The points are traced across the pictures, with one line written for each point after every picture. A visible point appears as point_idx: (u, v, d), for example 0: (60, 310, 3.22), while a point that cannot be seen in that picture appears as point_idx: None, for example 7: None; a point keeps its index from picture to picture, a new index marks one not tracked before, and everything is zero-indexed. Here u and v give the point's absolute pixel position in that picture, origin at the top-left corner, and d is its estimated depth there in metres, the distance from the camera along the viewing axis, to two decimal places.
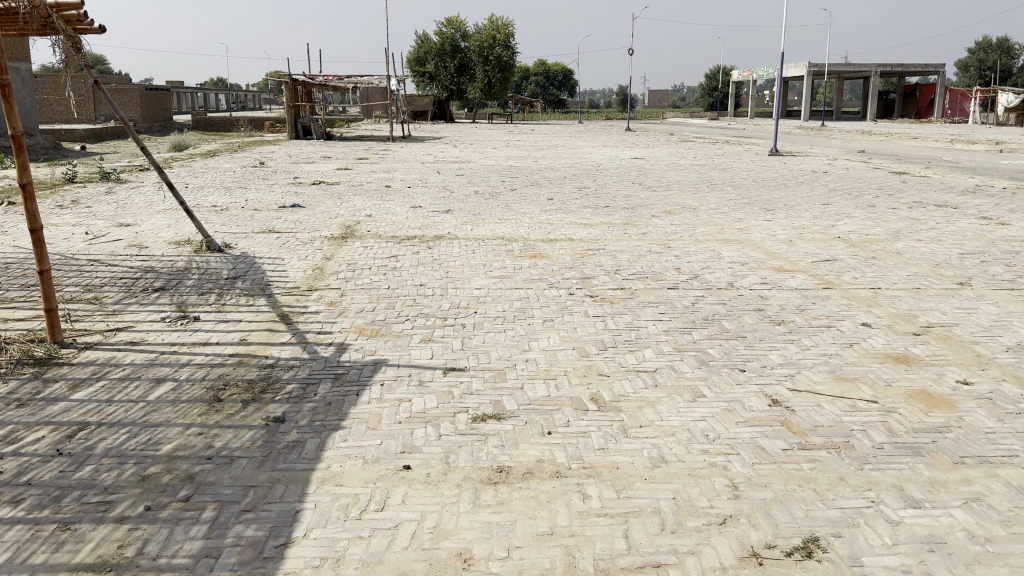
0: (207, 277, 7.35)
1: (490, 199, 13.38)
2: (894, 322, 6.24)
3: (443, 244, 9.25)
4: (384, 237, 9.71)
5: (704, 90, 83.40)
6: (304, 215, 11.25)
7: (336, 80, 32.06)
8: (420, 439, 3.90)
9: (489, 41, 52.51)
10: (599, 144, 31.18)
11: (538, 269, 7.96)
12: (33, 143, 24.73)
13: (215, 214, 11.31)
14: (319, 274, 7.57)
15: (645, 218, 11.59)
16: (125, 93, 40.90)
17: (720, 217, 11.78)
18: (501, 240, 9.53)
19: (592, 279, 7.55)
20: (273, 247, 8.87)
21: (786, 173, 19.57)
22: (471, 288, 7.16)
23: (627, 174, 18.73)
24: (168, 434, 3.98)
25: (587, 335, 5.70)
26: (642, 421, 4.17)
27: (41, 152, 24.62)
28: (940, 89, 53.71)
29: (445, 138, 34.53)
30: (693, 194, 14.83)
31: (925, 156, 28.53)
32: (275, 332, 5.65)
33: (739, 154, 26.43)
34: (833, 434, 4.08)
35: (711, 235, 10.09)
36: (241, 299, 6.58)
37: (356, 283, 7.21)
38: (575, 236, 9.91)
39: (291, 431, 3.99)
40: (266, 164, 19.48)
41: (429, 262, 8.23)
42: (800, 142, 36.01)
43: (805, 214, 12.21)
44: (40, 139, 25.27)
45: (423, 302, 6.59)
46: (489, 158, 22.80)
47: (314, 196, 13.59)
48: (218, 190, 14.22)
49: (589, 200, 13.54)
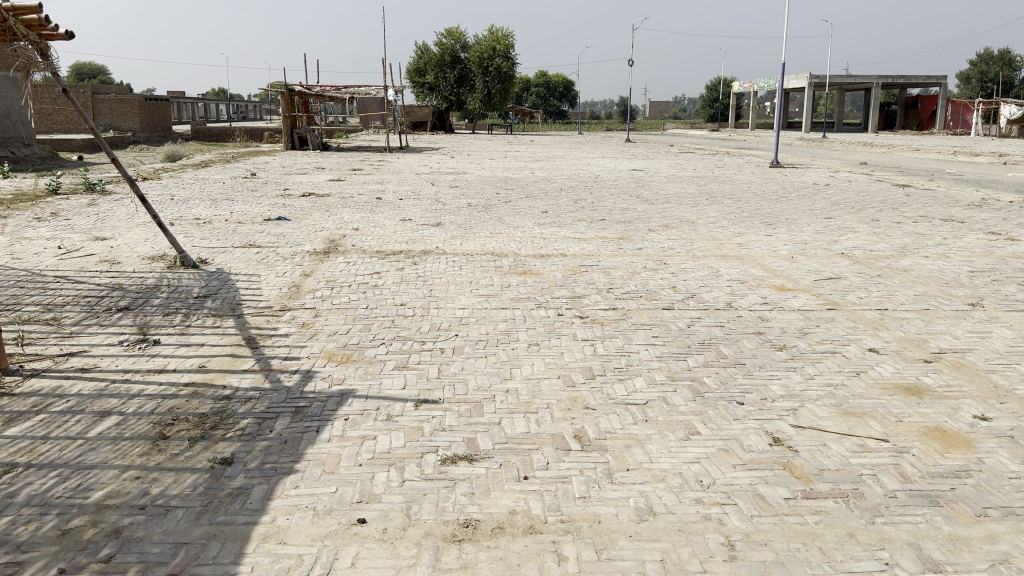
0: (176, 296, 6.98)
1: (483, 212, 13.03)
2: (903, 348, 5.85)
3: (429, 260, 8.87)
4: (369, 252, 9.33)
5: (704, 101, 83.24)
6: (289, 228, 10.89)
7: (333, 90, 31.77)
8: (380, 486, 3.50)
9: (489, 52, 52.36)
10: (598, 155, 30.86)
11: (527, 287, 7.58)
12: (27, 153, 24.53)
13: (198, 228, 10.96)
14: (295, 292, 7.20)
15: (641, 232, 11.23)
16: (123, 103, 40.76)
17: (719, 231, 11.41)
18: (491, 256, 9.16)
19: (583, 298, 7.16)
20: (251, 263, 8.49)
21: (786, 186, 19.21)
22: (454, 307, 6.77)
23: (625, 186, 18.37)
24: (102, 478, 3.58)
25: (574, 361, 5.30)
26: (630, 463, 3.76)
27: (35, 162, 24.43)
28: (941, 101, 53.53)
29: (443, 148, 34.25)
30: (691, 207, 14.46)
31: (927, 168, 28.13)
32: (237, 359, 5.27)
33: (739, 166, 26.10)
34: (841, 480, 3.68)
35: (709, 251, 9.71)
36: (207, 321, 6.20)
37: (333, 302, 6.82)
38: (568, 252, 9.54)
39: (237, 476, 3.59)
40: (258, 175, 19.17)
41: (413, 279, 7.86)
42: (801, 153, 35.70)
43: (807, 229, 11.84)
44: (34, 150, 25.09)
45: (402, 323, 6.21)
46: (485, 170, 22.47)
47: (302, 208, 13.25)
48: (204, 201, 13.89)
49: (584, 214, 13.19)
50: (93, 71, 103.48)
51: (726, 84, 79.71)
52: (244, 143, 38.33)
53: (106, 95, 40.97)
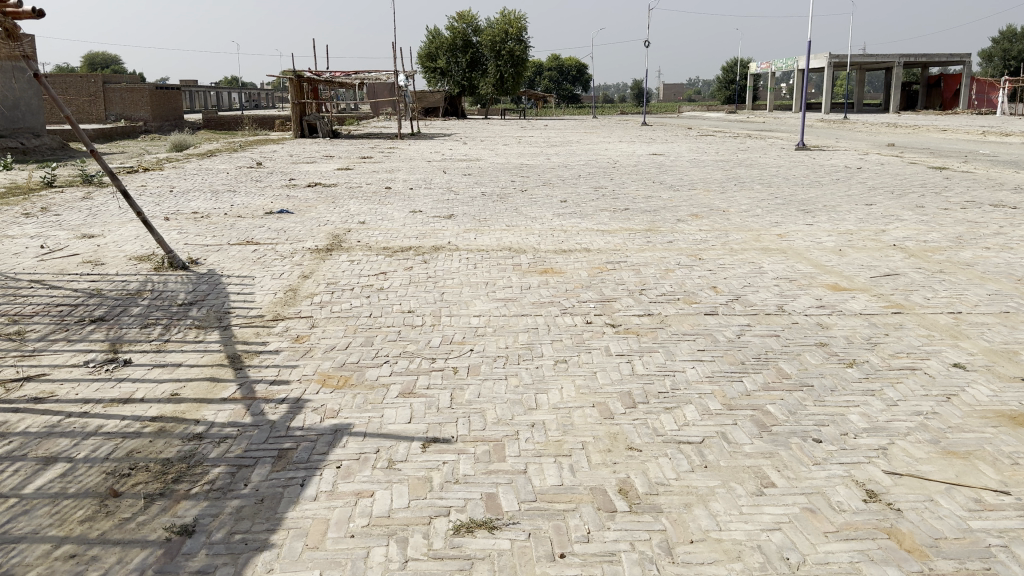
0: (158, 304, 6.24)
1: (498, 202, 12.23)
2: (994, 362, 5.00)
3: (441, 257, 8.10)
4: (374, 248, 8.57)
5: (720, 83, 81.65)
6: (291, 222, 10.14)
7: (342, 76, 30.93)
8: (378, 568, 2.74)
9: (502, 35, 51.23)
10: (615, 139, 29.89)
11: (549, 288, 6.78)
12: (35, 144, 24.01)
13: (194, 222, 10.24)
14: (292, 296, 6.44)
15: (669, 223, 10.39)
16: (134, 92, 40.15)
17: (753, 220, 10.56)
18: (508, 252, 8.38)
19: (613, 301, 6.35)
20: (245, 263, 7.75)
21: (816, 169, 18.24)
22: (469, 314, 5.99)
23: (646, 171, 17.51)
24: (29, 557, 2.85)
25: (610, 384, 4.50)
26: (693, 532, 2.98)
27: (44, 153, 23.92)
28: (966, 79, 51.96)
29: (456, 134, 33.41)
30: (720, 193, 13.58)
31: (958, 148, 27.02)
32: (217, 383, 4.51)
33: (763, 149, 25.10)
34: (965, 555, 2.89)
35: (746, 244, 8.86)
36: (189, 336, 5.44)
37: (331, 309, 6.06)
38: (593, 246, 8.73)
39: (197, 552, 2.85)
40: (263, 164, 18.44)
41: (422, 280, 7.08)
42: (824, 135, 34.49)
43: (848, 217, 10.97)
44: (42, 140, 24.63)
45: (409, 335, 5.44)
46: (499, 156, 21.64)
47: (307, 199, 12.51)
48: (204, 193, 13.17)
49: (606, 202, 12.35)
50: (106, 61, 103.12)
51: (742, 65, 78.03)
52: (253, 131, 37.61)
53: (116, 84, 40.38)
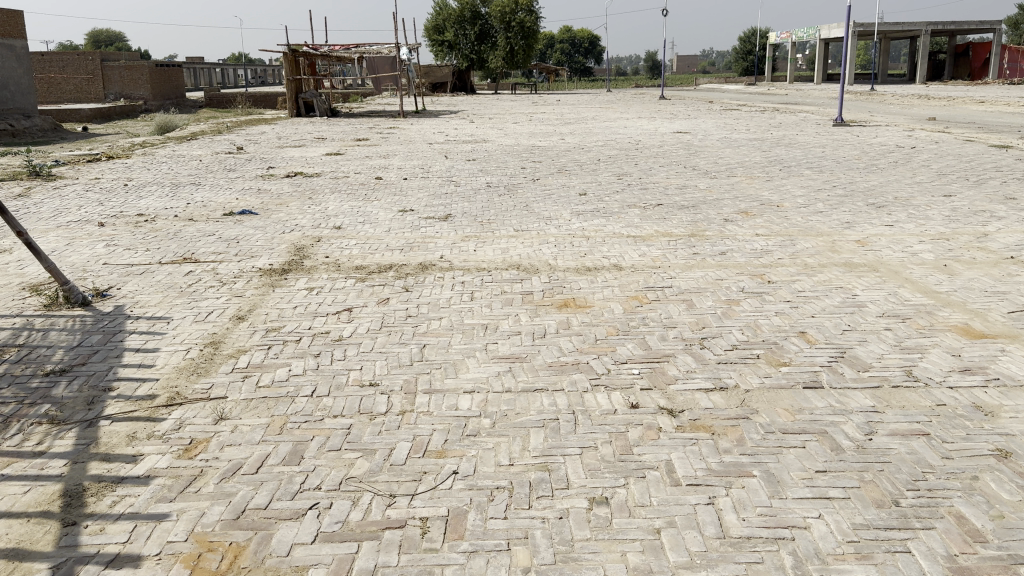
0: (16, 372, 4.39)
1: (505, 197, 10.34)
2: None
3: (429, 282, 6.22)
4: (345, 267, 6.71)
5: (737, 54, 78.67)
6: (250, 228, 8.30)
7: (341, 51, 28.80)
8: None
9: (511, 6, 48.94)
10: (633, 116, 27.71)
11: (573, 337, 4.89)
12: (26, 127, 22.50)
13: (133, 229, 8.38)
14: (209, 356, 4.57)
15: (714, 225, 8.44)
16: (134, 70, 38.44)
17: (817, 220, 8.63)
18: (516, 272, 6.50)
19: (665, 363, 4.44)
20: (168, 294, 5.88)
21: (865, 149, 16.18)
22: (456, 390, 4.10)
23: (673, 153, 15.52)
24: None
25: (688, 567, 2.61)
26: None
27: (36, 136, 22.52)
28: (997, 47, 49.02)
29: (462, 112, 31.38)
30: (765, 182, 11.61)
31: (1009, 122, 24.73)
32: (18, 567, 2.67)
33: (797, 125, 22.89)
34: None
35: (821, 257, 6.95)
36: (27, 442, 3.57)
37: (258, 382, 4.18)
38: (625, 262, 6.84)
39: None
40: (245, 149, 16.57)
41: (398, 323, 5.19)
42: (859, 108, 32.16)
43: (932, 215, 9.00)
44: (34, 124, 23.11)
45: (362, 436, 3.55)
46: (508, 136, 19.65)
47: (280, 194, 10.68)
48: (163, 187, 11.34)
49: (633, 195, 10.44)
50: (110, 38, 101.41)
51: (761, 36, 75.11)
52: (250, 110, 35.61)
53: (115, 62, 38.57)
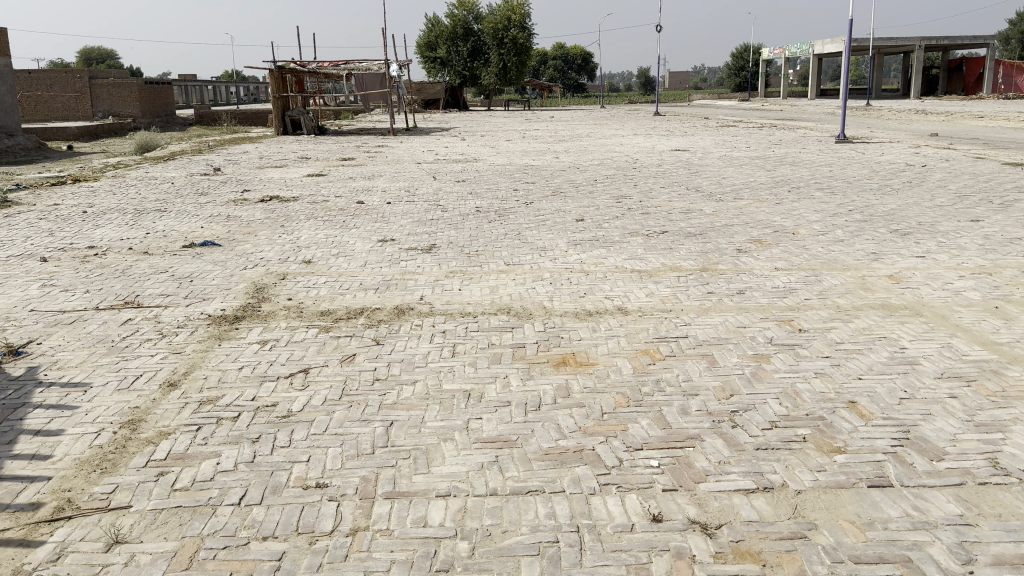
0: None
1: (495, 223, 9.46)
2: None
3: (403, 332, 5.33)
4: (309, 311, 5.83)
5: (731, 70, 78.45)
6: (210, 262, 7.42)
7: (330, 66, 28.02)
8: None
9: (504, 23, 48.25)
10: (629, 133, 26.97)
11: (575, 411, 4.00)
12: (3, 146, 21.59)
13: (79, 265, 7.48)
14: (121, 442, 3.66)
15: (727, 257, 7.59)
16: (122, 88, 37.58)
17: (840, 251, 7.79)
18: (506, 318, 5.62)
19: (691, 451, 3.55)
20: (95, 350, 4.98)
21: (874, 168, 15.40)
22: (427, 492, 3.21)
23: (673, 173, 14.71)
24: None
25: None
26: None
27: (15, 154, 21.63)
28: (990, 63, 48.57)
29: (454, 129, 30.59)
30: (775, 205, 10.79)
31: (1015, 138, 24.00)
32: None
33: (797, 142, 22.18)
34: None
35: (854, 297, 6.09)
36: None
37: (176, 483, 3.27)
38: (630, 304, 5.97)
39: None
40: (222, 170, 15.70)
41: (362, 390, 4.29)
42: (858, 124, 31.46)
43: (964, 244, 8.16)
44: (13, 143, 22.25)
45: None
46: (500, 155, 18.85)
47: (252, 221, 9.81)
48: (124, 215, 10.45)
49: (634, 221, 9.62)
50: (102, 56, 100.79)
51: (754, 52, 74.99)
52: (236, 127, 34.78)
53: (102, 78, 37.68)
